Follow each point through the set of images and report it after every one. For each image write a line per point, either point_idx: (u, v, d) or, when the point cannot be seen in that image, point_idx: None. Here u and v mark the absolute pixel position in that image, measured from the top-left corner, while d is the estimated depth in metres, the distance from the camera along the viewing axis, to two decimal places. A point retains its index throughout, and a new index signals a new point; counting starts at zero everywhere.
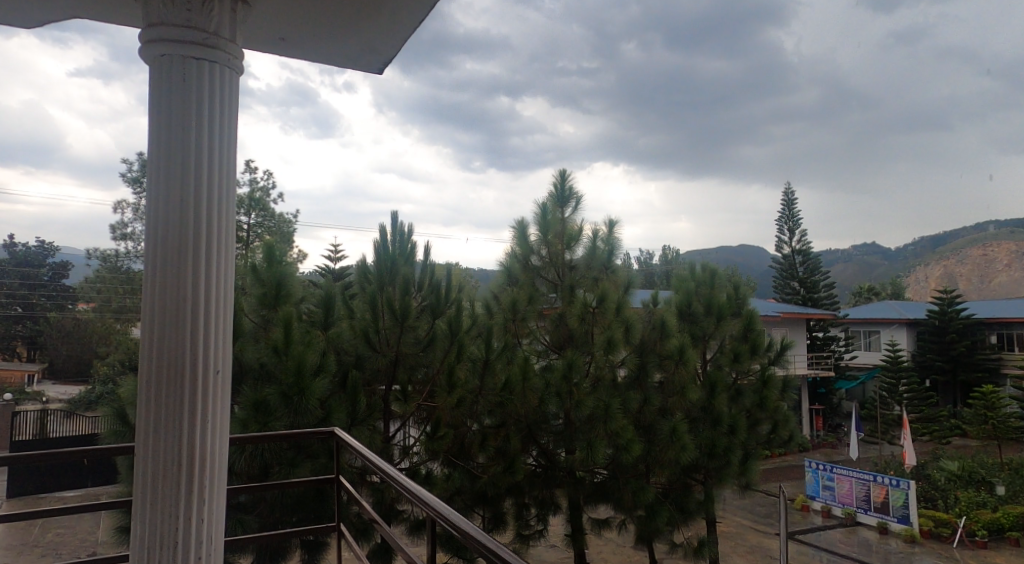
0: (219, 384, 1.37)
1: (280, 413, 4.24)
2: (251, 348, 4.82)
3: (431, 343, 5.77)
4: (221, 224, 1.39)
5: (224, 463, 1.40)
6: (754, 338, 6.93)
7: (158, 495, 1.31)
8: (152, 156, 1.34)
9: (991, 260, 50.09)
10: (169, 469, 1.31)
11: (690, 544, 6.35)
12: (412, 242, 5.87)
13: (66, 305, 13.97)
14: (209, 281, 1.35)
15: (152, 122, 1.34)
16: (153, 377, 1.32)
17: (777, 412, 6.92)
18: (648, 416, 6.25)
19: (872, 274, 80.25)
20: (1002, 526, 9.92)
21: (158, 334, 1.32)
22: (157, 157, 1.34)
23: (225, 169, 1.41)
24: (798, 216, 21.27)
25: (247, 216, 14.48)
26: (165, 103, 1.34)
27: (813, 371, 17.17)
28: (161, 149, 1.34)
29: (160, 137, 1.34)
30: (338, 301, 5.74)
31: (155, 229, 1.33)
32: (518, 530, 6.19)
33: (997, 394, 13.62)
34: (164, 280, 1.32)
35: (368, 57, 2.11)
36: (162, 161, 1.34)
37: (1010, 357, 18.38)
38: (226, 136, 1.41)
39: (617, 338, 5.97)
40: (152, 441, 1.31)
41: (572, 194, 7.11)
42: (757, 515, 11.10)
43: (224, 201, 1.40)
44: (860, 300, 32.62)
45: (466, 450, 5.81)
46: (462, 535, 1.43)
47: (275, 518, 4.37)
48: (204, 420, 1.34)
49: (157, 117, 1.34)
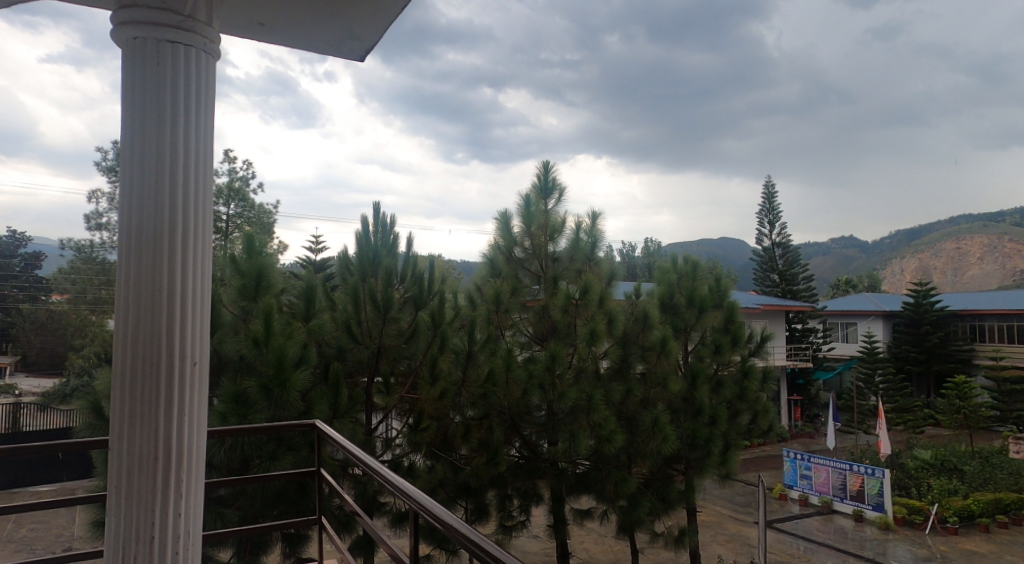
0: (196, 375, 1.34)
1: (260, 406, 4.22)
2: (231, 340, 4.70)
3: (413, 335, 5.74)
4: (199, 213, 1.36)
5: (202, 456, 1.37)
6: (735, 330, 7.01)
7: (133, 490, 1.28)
8: (124, 143, 1.30)
9: (964, 254, 51.18)
10: (146, 462, 1.28)
11: (670, 534, 6.41)
12: (394, 234, 5.81)
13: (39, 297, 13.67)
14: (186, 272, 1.32)
15: (125, 106, 1.31)
16: (127, 366, 1.28)
17: (756, 403, 7.02)
18: (630, 407, 6.29)
19: (850, 267, 81.47)
20: (973, 512, 10.16)
21: (132, 324, 1.29)
22: (130, 143, 1.30)
23: (201, 154, 1.37)
24: (778, 209, 21.51)
25: (227, 206, 14.29)
26: (138, 89, 1.30)
27: (792, 362, 17.41)
28: (135, 137, 1.30)
29: (133, 122, 1.30)
30: (320, 292, 5.68)
31: (128, 214, 1.30)
32: (501, 521, 6.19)
33: (970, 384, 13.91)
34: (138, 271, 1.29)
35: (349, 44, 2.07)
36: (135, 147, 1.30)
37: (981, 348, 18.79)
38: (202, 123, 1.37)
39: (600, 329, 5.97)
40: (128, 434, 1.29)
41: (555, 185, 7.09)
42: (736, 504, 11.26)
43: (201, 189, 1.37)
44: (837, 292, 33.07)
45: (449, 442, 5.83)
46: (444, 527, 1.42)
47: (256, 512, 4.34)
48: (182, 413, 1.31)
49: (130, 102, 1.30)
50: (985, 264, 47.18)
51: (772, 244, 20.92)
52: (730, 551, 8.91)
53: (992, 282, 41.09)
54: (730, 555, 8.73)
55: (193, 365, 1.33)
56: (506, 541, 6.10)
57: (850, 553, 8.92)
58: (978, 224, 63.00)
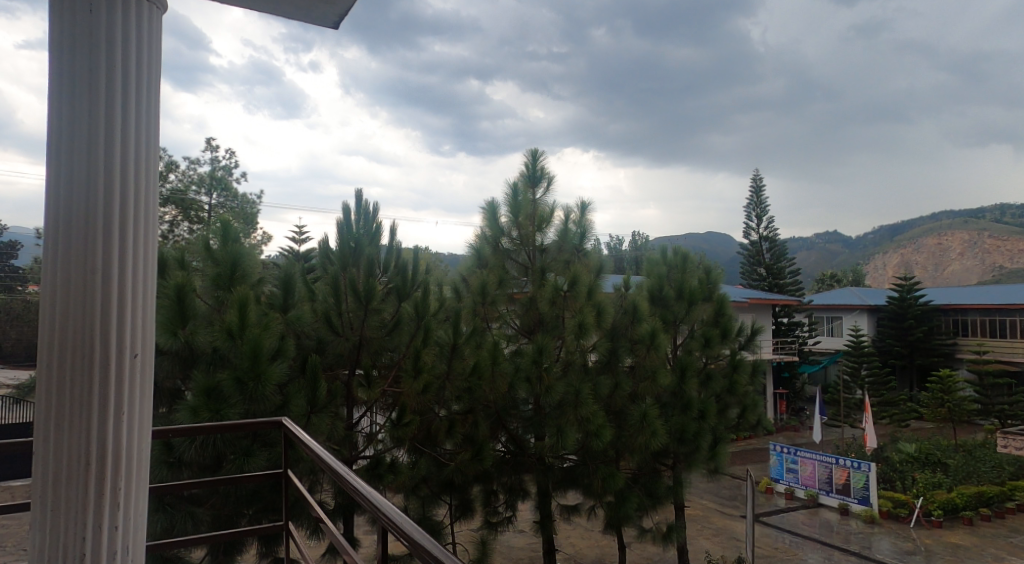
0: (139, 368, 1.18)
1: (234, 400, 4.05)
2: (204, 331, 4.46)
3: (396, 327, 5.56)
4: (143, 186, 1.19)
5: (146, 457, 1.22)
6: (724, 323, 6.92)
7: (62, 499, 1.12)
8: (51, 104, 1.13)
9: (945, 249, 51.86)
10: (76, 470, 1.12)
11: (659, 530, 6.30)
12: (377, 222, 5.68)
13: (14, 288, 13.34)
14: (130, 255, 1.16)
15: (54, 65, 1.14)
16: (54, 358, 1.12)
17: (745, 396, 6.94)
18: (618, 401, 6.18)
19: (834, 262, 82.33)
20: (957, 505, 10.16)
21: (62, 312, 1.12)
22: (57, 103, 1.13)
23: (147, 119, 1.21)
24: (766, 203, 21.54)
25: (208, 197, 14.04)
26: (65, 44, 1.14)
27: (778, 356, 17.44)
28: (62, 99, 1.13)
29: (61, 80, 1.13)
30: (300, 282, 5.51)
31: (56, 191, 1.12)
32: (486, 517, 6.06)
33: (953, 378, 13.97)
34: (67, 253, 1.12)
35: (321, 8, 1.91)
36: (64, 110, 1.13)
37: (964, 342, 18.92)
38: (146, 87, 1.21)
39: (588, 321, 5.81)
40: (55, 440, 1.12)
41: (544, 175, 6.95)
42: (723, 498, 11.25)
43: (147, 162, 1.21)
44: (823, 287, 33.44)
45: (432, 437, 5.67)
46: (415, 547, 1.29)
47: (230, 511, 4.19)
48: (121, 415, 1.15)
49: (60, 59, 1.14)
50: (965, 260, 47.91)
51: (759, 238, 20.99)
52: (717, 545, 8.87)
53: (971, 279, 41.82)
54: (717, 549, 8.68)
55: (133, 357, 1.16)
56: (491, 538, 5.95)
57: (836, 547, 8.91)
58: (959, 218, 63.81)
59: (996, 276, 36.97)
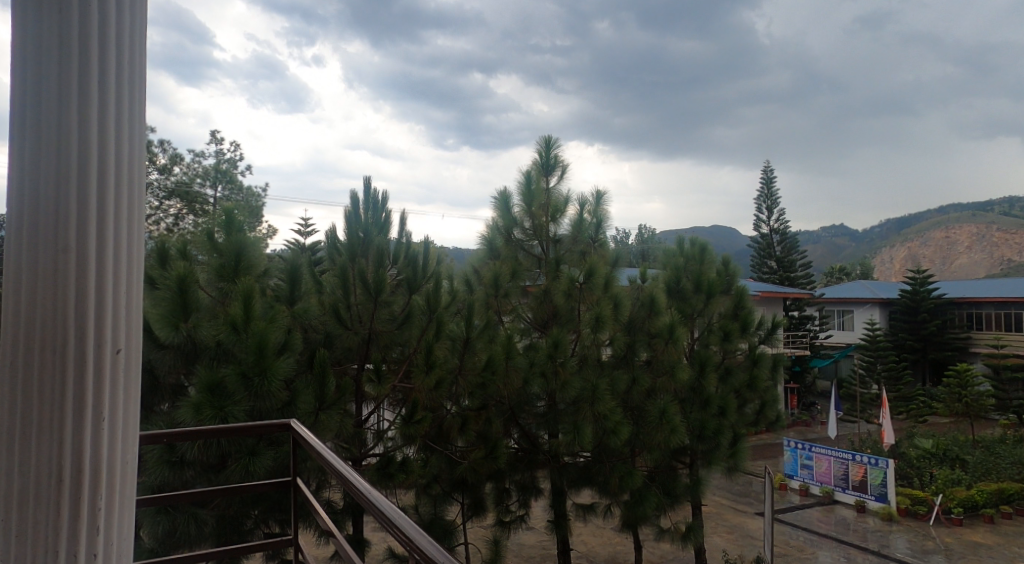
0: (123, 368, 0.98)
1: (239, 397, 3.87)
2: (206, 324, 4.27)
3: (406, 320, 5.36)
4: (127, 157, 0.99)
5: (133, 469, 1.02)
6: (744, 316, 6.73)
7: (29, 518, 0.93)
8: (16, 64, 0.95)
9: (952, 243, 51.64)
10: (45, 487, 0.93)
11: (677, 530, 6.11)
12: (386, 213, 5.47)
13: None
14: (110, 237, 0.96)
15: (19, 16, 0.96)
16: (15, 354, 0.93)
17: (766, 392, 6.75)
18: (635, 397, 5.94)
19: (840, 255, 82.03)
20: (977, 502, 9.96)
21: (27, 303, 0.92)
22: (23, 60, 0.95)
23: (134, 77, 1.01)
24: (777, 195, 21.26)
25: (214, 189, 13.94)
26: None
27: (790, 350, 17.25)
28: (27, 54, 0.95)
29: (27, 33, 0.95)
30: (307, 274, 5.33)
31: (21, 169, 0.94)
32: (498, 516, 5.88)
33: (971, 372, 13.73)
34: (33, 235, 0.93)
35: None
36: (31, 68, 0.94)
37: (978, 336, 18.68)
38: (133, 39, 1.01)
39: (605, 315, 5.58)
40: (20, 450, 0.93)
41: (558, 163, 6.73)
42: (736, 495, 11.10)
43: (130, 124, 1.00)
44: (831, 280, 33.18)
45: (444, 434, 5.50)
46: None
47: (236, 510, 4.01)
48: (102, 421, 0.95)
49: (27, 12, 0.96)
50: (974, 253, 47.54)
51: (770, 231, 20.76)
52: (732, 543, 8.67)
53: (981, 272, 41.51)
54: (733, 547, 8.52)
55: (116, 353, 0.97)
56: (504, 537, 5.79)
57: (853, 545, 8.71)
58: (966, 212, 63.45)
59: (1007, 271, 36.57)
